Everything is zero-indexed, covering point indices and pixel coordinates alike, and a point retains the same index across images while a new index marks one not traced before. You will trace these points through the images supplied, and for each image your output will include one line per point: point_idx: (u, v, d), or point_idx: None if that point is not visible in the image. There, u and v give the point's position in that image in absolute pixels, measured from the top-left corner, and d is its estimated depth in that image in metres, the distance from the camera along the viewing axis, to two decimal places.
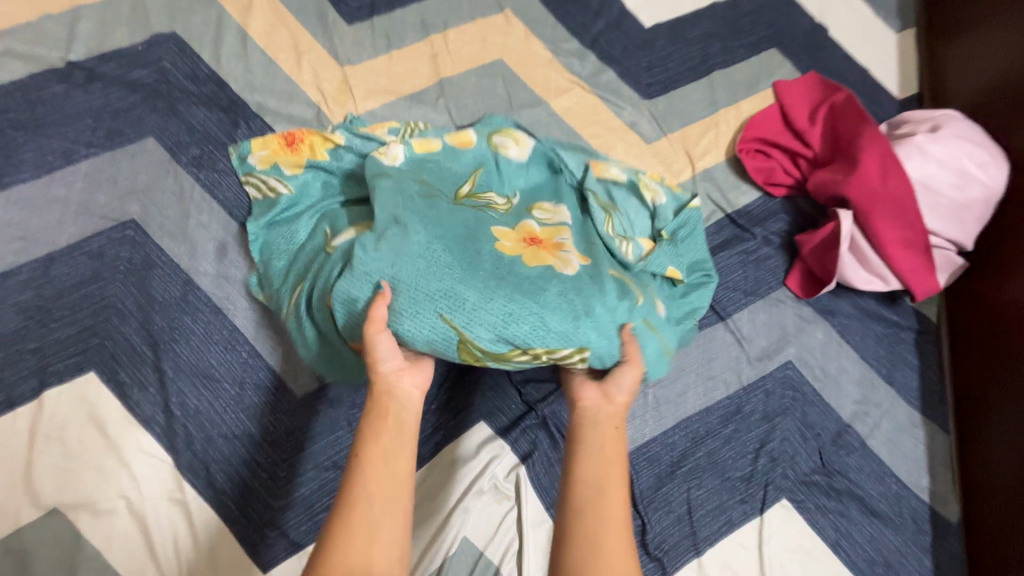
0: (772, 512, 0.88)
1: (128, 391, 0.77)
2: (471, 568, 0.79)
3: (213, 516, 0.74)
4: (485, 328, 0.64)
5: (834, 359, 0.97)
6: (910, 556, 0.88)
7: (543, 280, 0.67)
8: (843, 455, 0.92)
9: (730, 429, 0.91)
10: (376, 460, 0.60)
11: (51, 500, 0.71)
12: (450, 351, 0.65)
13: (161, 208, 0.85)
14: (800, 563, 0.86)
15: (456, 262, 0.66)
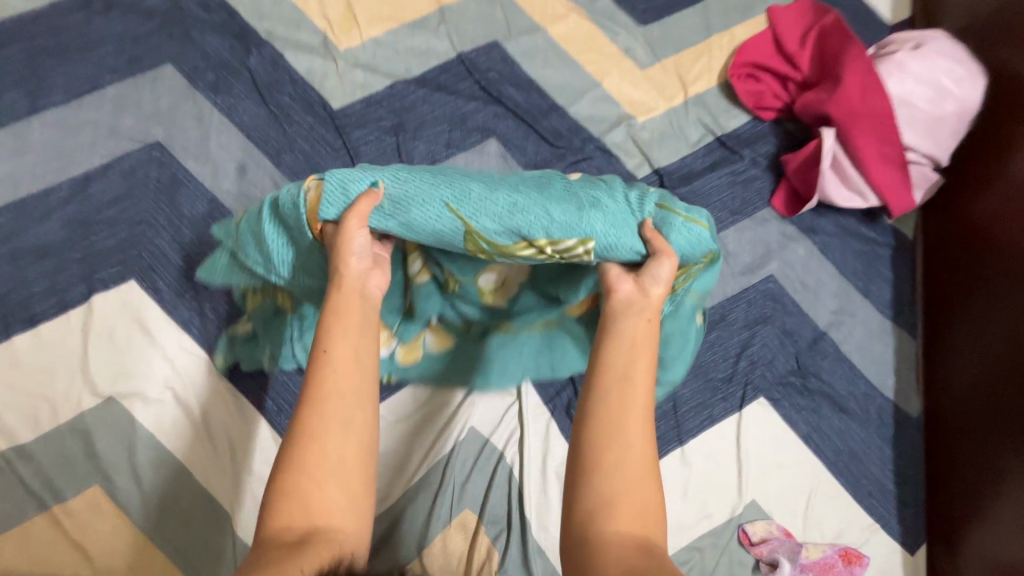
0: (750, 409, 0.97)
1: (166, 297, 0.85)
2: (478, 453, 0.89)
3: (249, 406, 0.84)
4: (492, 201, 0.64)
5: (814, 273, 1.04)
6: (872, 446, 0.98)
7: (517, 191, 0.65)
8: (817, 359, 1.00)
9: (713, 335, 0.99)
10: (343, 343, 0.60)
11: (108, 390, 0.81)
12: (457, 240, 0.66)
13: (183, 130, 0.90)
14: (773, 451, 0.96)
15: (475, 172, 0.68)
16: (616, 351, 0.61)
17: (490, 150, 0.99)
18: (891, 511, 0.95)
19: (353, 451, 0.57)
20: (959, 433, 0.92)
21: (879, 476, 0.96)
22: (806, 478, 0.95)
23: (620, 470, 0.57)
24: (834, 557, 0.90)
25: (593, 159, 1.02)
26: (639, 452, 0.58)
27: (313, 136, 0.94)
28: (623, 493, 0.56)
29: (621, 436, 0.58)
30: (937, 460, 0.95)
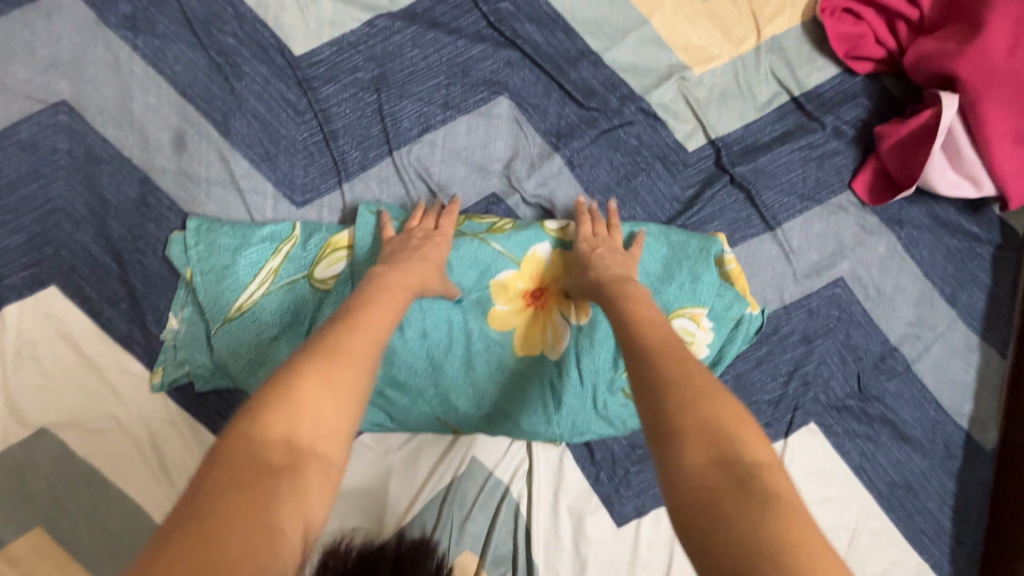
0: (797, 436, 0.83)
1: (97, 307, 0.69)
2: (480, 488, 0.77)
3: (210, 438, 0.71)
4: (467, 402, 0.70)
5: (892, 276, 0.85)
6: (933, 480, 0.85)
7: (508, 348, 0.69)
8: (883, 379, 0.85)
9: (762, 349, 0.83)
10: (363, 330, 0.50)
11: (38, 419, 0.68)
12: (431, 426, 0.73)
13: (96, 85, 0.69)
14: (818, 484, 0.84)
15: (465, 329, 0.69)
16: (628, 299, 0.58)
17: (500, 113, 0.77)
18: (945, 552, 0.84)
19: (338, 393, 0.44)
20: None
21: (936, 513, 0.84)
22: (853, 515, 0.84)
23: (658, 354, 0.49)
24: None
25: (631, 126, 0.79)
26: (671, 345, 0.51)
27: (269, 93, 0.72)
28: (682, 392, 0.44)
29: (648, 342, 0.51)
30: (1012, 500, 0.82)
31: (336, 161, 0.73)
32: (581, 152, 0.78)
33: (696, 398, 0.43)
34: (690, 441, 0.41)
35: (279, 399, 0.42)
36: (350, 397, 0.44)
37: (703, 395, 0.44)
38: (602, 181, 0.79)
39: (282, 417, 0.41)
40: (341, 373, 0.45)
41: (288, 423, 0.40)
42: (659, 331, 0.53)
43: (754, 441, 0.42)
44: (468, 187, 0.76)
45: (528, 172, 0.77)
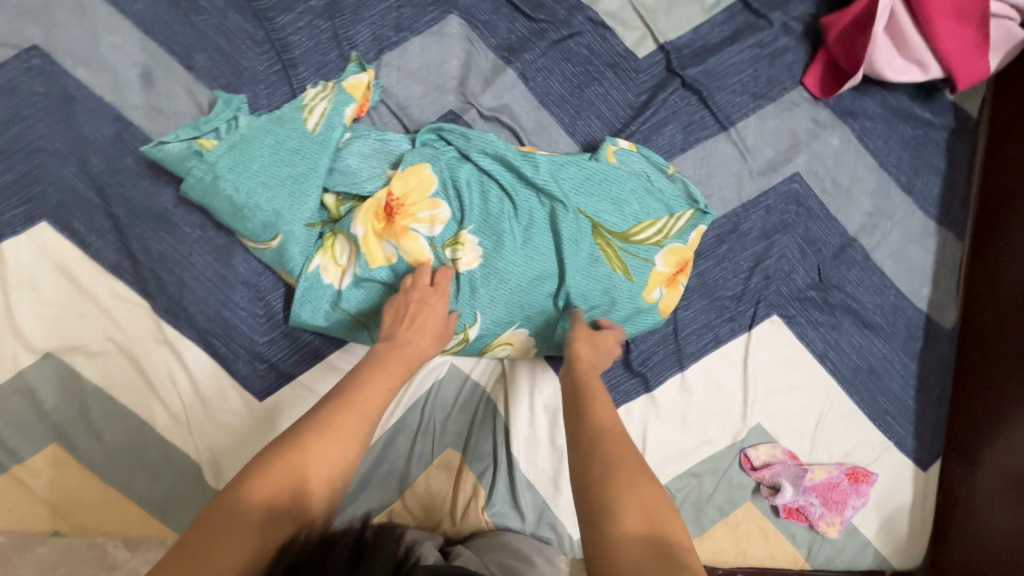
0: (761, 328, 0.87)
1: (87, 239, 0.74)
2: (459, 392, 0.82)
3: (203, 355, 0.76)
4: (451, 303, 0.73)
5: (848, 168, 0.87)
6: (896, 362, 0.88)
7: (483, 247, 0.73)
8: (843, 269, 0.88)
9: (723, 247, 0.86)
10: (376, 386, 0.58)
11: (45, 345, 0.74)
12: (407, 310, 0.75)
13: (63, 28, 0.73)
14: (783, 372, 0.88)
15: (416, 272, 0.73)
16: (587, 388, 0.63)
17: (452, 31, 0.79)
18: (909, 429, 0.88)
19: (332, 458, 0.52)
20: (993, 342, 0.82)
21: (899, 393, 0.88)
22: (819, 401, 0.88)
23: (618, 461, 0.52)
24: (840, 477, 0.85)
25: (581, 37, 0.81)
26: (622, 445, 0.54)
27: (228, 26, 0.76)
28: (628, 503, 0.49)
29: (608, 445, 0.54)
30: (968, 373, 0.86)
31: (295, 88, 0.76)
32: (532, 64, 0.81)
33: (640, 505, 0.48)
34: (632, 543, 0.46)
35: (299, 443, 0.51)
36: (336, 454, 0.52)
37: (651, 510, 0.49)
38: (555, 92, 0.82)
39: (290, 464, 0.50)
40: (340, 435, 0.53)
41: (294, 477, 0.49)
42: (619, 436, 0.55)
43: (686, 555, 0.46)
44: (425, 105, 0.79)
45: (483, 87, 0.80)
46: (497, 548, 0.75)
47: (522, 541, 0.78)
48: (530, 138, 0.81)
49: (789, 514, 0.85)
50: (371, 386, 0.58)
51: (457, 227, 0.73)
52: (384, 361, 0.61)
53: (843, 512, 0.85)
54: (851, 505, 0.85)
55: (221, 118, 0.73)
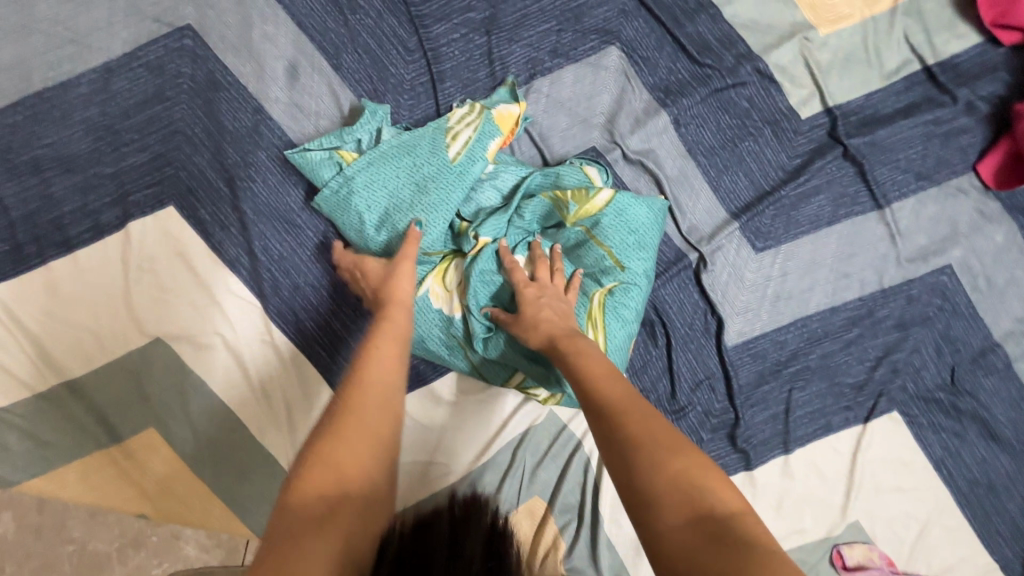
0: (879, 422, 0.81)
1: (210, 230, 0.72)
2: (553, 440, 0.79)
3: (306, 363, 0.74)
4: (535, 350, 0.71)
5: (1006, 268, 0.80)
6: (1018, 482, 0.82)
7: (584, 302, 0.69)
8: (980, 374, 0.81)
9: (853, 332, 0.81)
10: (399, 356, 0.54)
11: (154, 330, 0.72)
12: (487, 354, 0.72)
13: (220, 12, 0.71)
14: (895, 473, 0.82)
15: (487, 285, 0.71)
16: (576, 354, 0.56)
17: (609, 64, 0.75)
18: (1019, 556, 0.82)
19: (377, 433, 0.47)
20: None
21: (1016, 516, 0.82)
22: (927, 509, 0.82)
23: (625, 417, 0.47)
24: None
25: (744, 88, 0.77)
26: (640, 403, 0.49)
27: (383, 30, 0.73)
28: (653, 463, 0.44)
29: (622, 410, 0.48)
30: None
31: (439, 103, 0.73)
32: (688, 110, 0.76)
33: (661, 450, 0.44)
34: (671, 500, 0.42)
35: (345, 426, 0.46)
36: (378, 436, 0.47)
37: (672, 447, 0.45)
38: (707, 143, 0.77)
39: (331, 449, 0.45)
40: (370, 415, 0.48)
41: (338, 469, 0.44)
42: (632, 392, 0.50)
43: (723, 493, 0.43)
44: (569, 138, 0.75)
45: (632, 128, 0.75)
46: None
47: None
48: (672, 188, 0.76)
49: None
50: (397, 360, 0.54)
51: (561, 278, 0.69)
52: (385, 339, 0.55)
53: None
54: None
55: (364, 130, 0.70)
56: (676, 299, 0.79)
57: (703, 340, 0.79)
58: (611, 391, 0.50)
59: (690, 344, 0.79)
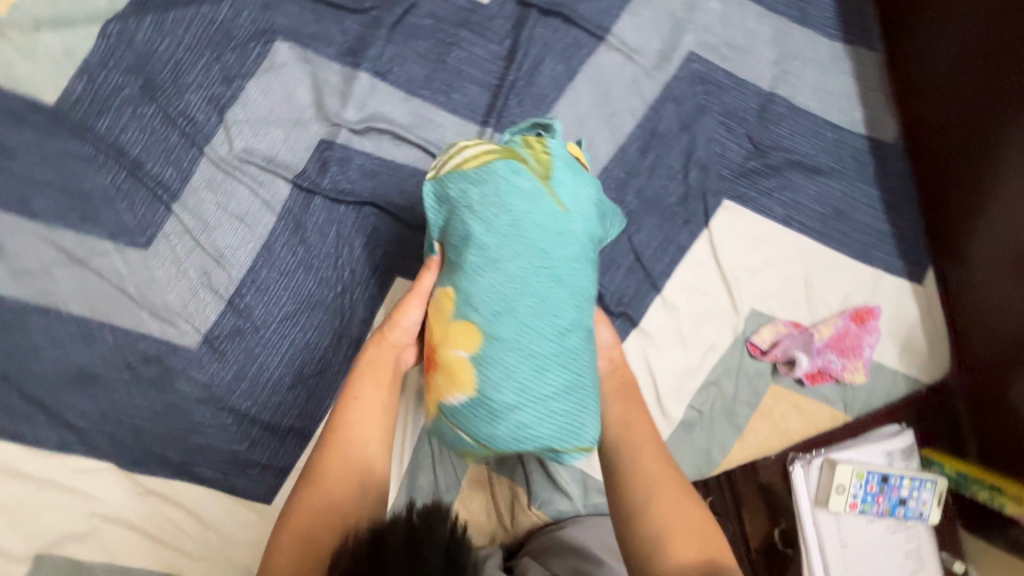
0: (719, 218, 0.84)
1: (20, 429, 0.68)
2: None
3: (194, 486, 0.72)
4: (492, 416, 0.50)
5: (736, 28, 0.84)
6: (857, 194, 0.86)
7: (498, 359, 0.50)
8: (774, 126, 0.84)
9: (649, 157, 0.82)
10: (374, 393, 0.60)
11: (23, 552, 0.67)
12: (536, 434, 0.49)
13: None
14: (758, 251, 0.85)
15: (553, 326, 0.51)
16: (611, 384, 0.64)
17: (284, 59, 0.73)
18: (893, 252, 0.87)
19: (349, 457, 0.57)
20: (938, 157, 0.82)
21: (872, 222, 0.87)
22: (801, 262, 0.86)
23: (652, 490, 0.56)
24: (847, 325, 0.85)
25: (421, 7, 0.76)
26: (650, 464, 0.58)
27: (54, 154, 0.69)
28: (662, 518, 0.54)
29: (635, 470, 0.58)
30: (932, 192, 0.84)
31: (153, 187, 0.70)
32: (382, 57, 0.75)
33: (679, 515, 0.55)
34: (673, 550, 0.52)
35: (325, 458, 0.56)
36: (380, 424, 0.60)
37: (682, 507, 0.55)
38: (421, 74, 0.76)
39: (320, 486, 0.54)
40: (348, 452, 0.57)
41: (336, 473, 0.55)
42: (644, 451, 0.59)
43: (721, 544, 0.54)
44: (295, 145, 0.73)
45: (343, 103, 0.74)
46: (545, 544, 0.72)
47: (585, 521, 0.75)
48: (415, 132, 0.76)
49: (815, 379, 0.85)
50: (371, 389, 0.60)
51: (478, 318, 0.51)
52: (372, 357, 0.62)
53: (862, 354, 0.85)
54: (867, 346, 0.85)
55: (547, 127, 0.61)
56: None
57: None
58: (627, 445, 0.60)
59: None
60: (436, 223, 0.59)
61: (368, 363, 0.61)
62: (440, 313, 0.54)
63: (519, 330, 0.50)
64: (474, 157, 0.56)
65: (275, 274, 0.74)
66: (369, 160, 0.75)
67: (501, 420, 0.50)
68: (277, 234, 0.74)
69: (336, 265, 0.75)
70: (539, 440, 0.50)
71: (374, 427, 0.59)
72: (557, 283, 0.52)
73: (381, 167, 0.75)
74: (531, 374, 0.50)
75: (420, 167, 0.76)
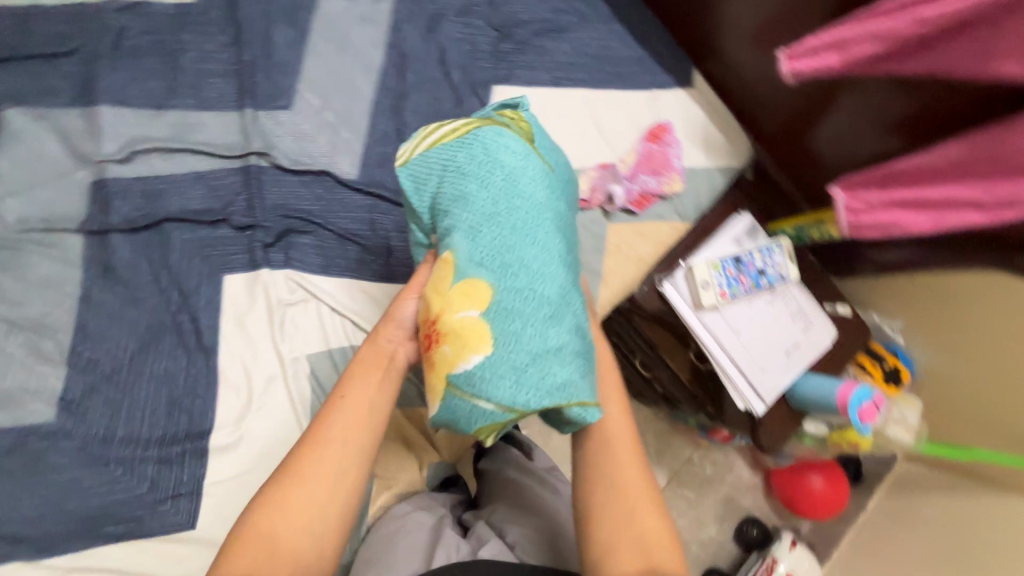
0: (497, 103, 0.91)
1: None
2: (336, 368, 0.80)
3: (106, 548, 0.69)
4: (510, 377, 0.53)
5: None
6: (603, 35, 0.95)
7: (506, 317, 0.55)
8: (504, 8, 0.92)
9: (409, 76, 0.88)
10: (360, 407, 0.56)
11: None
12: (559, 387, 0.54)
13: None
14: (543, 117, 0.92)
15: (540, 305, 0.56)
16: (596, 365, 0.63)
17: (19, 122, 0.74)
18: (656, 69, 0.96)
19: (318, 478, 0.52)
20: None
21: (627, 53, 0.96)
22: (584, 111, 0.94)
23: (614, 486, 0.57)
24: (649, 148, 0.93)
25: (138, 33, 0.80)
26: (622, 452, 0.58)
27: None
28: (617, 510, 0.56)
29: (609, 451, 0.58)
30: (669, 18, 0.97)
31: None
32: (117, 86, 0.78)
33: (638, 515, 0.55)
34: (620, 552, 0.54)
35: (286, 483, 0.52)
36: (355, 439, 0.55)
37: (636, 507, 0.56)
38: (161, 87, 0.79)
39: (281, 517, 0.51)
40: (319, 476, 0.53)
41: (302, 497, 0.52)
42: (619, 432, 0.59)
43: (672, 553, 0.54)
44: (70, 196, 0.75)
45: (99, 140, 0.76)
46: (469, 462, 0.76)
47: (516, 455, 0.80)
48: (180, 140, 0.79)
49: (641, 205, 0.93)
50: (358, 403, 0.56)
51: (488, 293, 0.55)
52: (361, 367, 0.58)
53: (672, 168, 0.94)
54: (672, 159, 0.94)
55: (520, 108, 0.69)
56: (283, 192, 0.82)
57: (334, 197, 0.84)
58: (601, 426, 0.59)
59: (330, 209, 0.84)
60: (426, 204, 0.63)
61: (363, 366, 0.59)
62: (440, 280, 0.57)
63: (509, 306, 0.55)
64: (455, 130, 0.64)
65: (104, 319, 0.75)
66: (148, 182, 0.78)
67: (493, 380, 0.53)
68: (90, 285, 0.75)
69: (161, 288, 0.77)
70: (533, 399, 0.53)
71: (349, 443, 0.55)
72: (538, 270, 0.57)
73: (163, 183, 0.78)
74: (524, 342, 0.54)
75: (202, 170, 0.80)
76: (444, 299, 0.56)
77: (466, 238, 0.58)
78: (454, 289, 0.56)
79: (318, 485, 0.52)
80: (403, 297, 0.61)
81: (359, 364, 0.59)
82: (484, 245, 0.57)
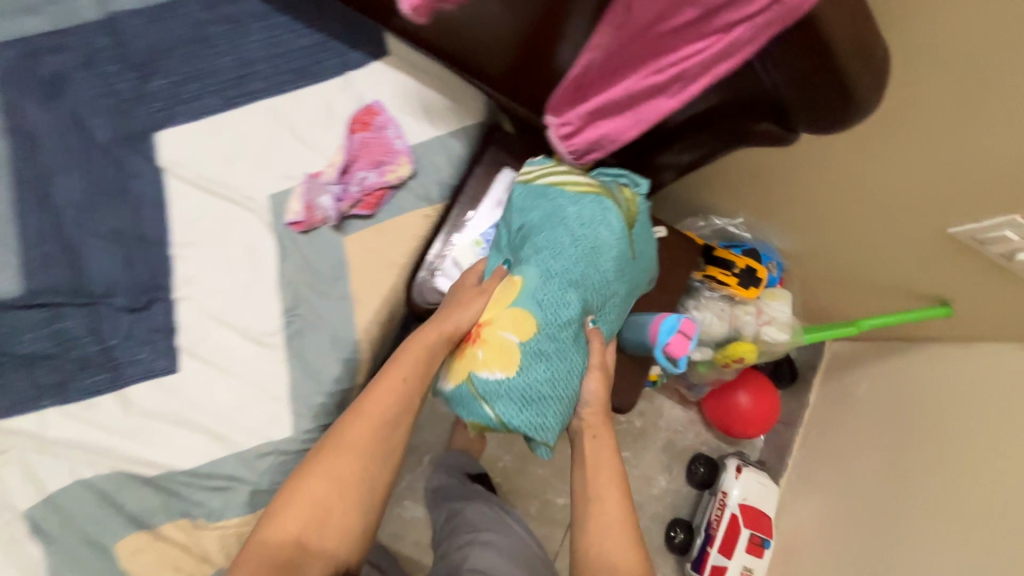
0: (165, 152, 0.78)
1: None
2: (67, 514, 0.69)
3: None
4: (538, 410, 0.65)
5: None
6: (266, 32, 0.82)
7: (540, 360, 0.65)
8: (136, 40, 0.79)
9: (44, 158, 0.75)
10: (371, 414, 0.62)
11: None
12: (546, 410, 0.65)
13: None
14: (228, 147, 0.80)
15: (568, 358, 0.67)
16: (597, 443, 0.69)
17: None
18: (342, 49, 0.84)
19: (341, 471, 0.60)
20: None
21: (302, 41, 0.83)
22: (273, 124, 0.81)
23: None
24: (360, 138, 0.81)
25: None
26: (614, 534, 0.64)
27: None
28: None
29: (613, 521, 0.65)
30: None
31: None
32: None
33: None
34: None
35: (301, 481, 0.60)
36: (370, 446, 0.62)
37: None
38: None
39: (302, 510, 0.59)
40: (350, 479, 0.61)
41: (319, 489, 0.60)
42: (614, 517, 0.65)
43: None
44: None
45: None
46: (457, 470, 1.25)
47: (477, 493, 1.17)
48: None
49: (372, 204, 0.81)
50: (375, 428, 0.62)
51: (535, 336, 0.66)
52: (371, 396, 0.63)
53: (393, 151, 0.82)
54: (390, 141, 0.82)
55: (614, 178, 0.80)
56: None
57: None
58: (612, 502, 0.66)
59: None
60: (530, 223, 0.75)
61: (388, 369, 0.64)
62: (502, 298, 0.68)
63: (541, 350, 0.65)
64: (578, 186, 0.75)
65: None
66: None
67: (502, 397, 0.65)
68: None
69: None
70: (518, 424, 0.65)
71: (382, 449, 0.62)
72: (575, 328, 0.69)
73: None
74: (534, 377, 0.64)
75: None
76: (495, 321, 0.67)
77: (535, 264, 0.70)
78: (501, 328, 0.66)
79: (342, 483, 0.60)
80: (456, 303, 0.69)
81: (376, 385, 0.63)
82: (546, 283, 0.69)
